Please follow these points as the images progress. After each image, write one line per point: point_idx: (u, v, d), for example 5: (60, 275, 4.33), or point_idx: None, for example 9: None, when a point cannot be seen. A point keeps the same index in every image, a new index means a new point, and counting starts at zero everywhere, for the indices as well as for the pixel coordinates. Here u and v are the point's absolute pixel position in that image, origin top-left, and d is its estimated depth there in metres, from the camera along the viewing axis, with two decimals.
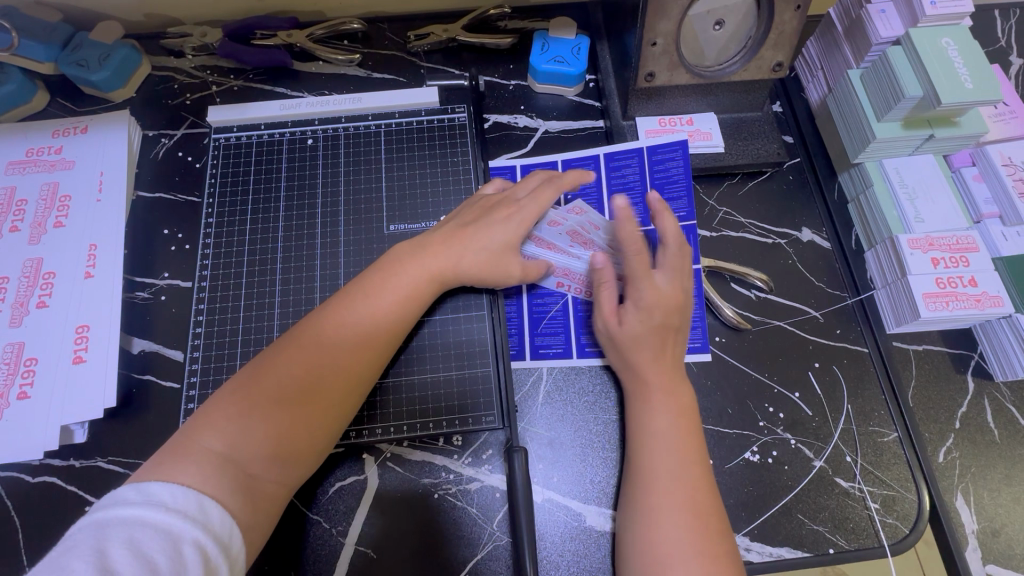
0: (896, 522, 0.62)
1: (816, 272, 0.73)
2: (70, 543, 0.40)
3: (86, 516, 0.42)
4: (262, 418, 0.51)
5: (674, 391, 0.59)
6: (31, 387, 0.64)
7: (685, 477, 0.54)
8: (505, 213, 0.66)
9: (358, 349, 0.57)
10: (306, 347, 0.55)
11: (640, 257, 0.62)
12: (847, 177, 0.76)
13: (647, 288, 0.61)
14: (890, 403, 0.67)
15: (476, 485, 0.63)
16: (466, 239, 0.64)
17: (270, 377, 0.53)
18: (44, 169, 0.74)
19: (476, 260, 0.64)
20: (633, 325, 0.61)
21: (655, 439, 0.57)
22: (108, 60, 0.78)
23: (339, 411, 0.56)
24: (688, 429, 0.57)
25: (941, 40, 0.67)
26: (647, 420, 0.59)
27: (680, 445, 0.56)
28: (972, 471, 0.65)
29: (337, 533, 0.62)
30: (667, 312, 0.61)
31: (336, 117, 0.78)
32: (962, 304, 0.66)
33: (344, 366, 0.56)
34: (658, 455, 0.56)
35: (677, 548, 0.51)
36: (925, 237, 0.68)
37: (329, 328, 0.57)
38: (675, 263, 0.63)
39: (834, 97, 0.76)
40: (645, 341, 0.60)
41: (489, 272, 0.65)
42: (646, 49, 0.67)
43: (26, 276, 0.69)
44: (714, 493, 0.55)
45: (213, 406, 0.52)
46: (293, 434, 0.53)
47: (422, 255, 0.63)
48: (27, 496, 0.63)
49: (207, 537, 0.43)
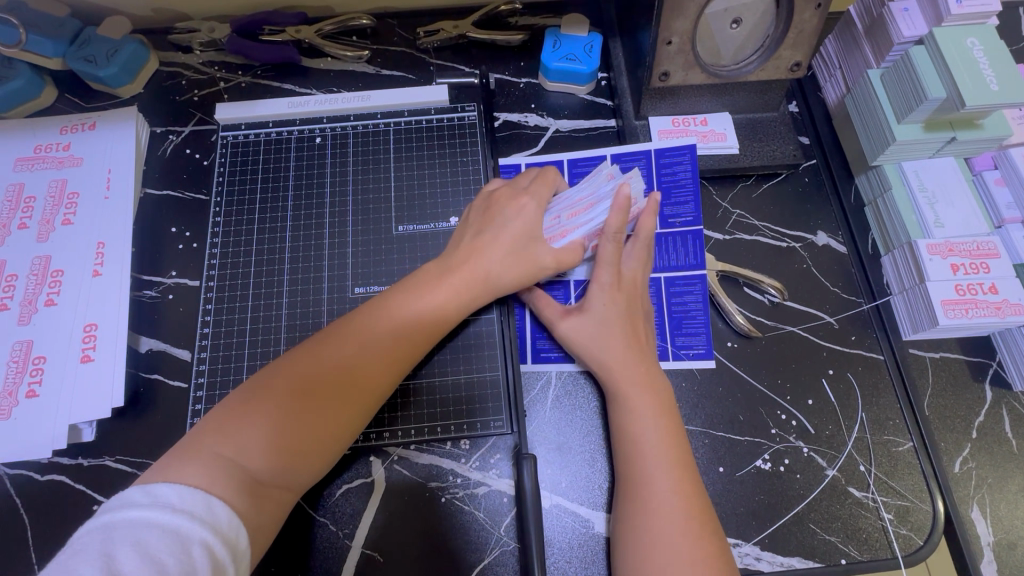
0: (910, 533, 0.61)
1: (832, 276, 0.71)
2: (77, 547, 0.40)
3: (93, 519, 0.42)
4: (271, 418, 0.51)
5: (650, 390, 0.59)
6: (39, 386, 0.64)
7: (672, 480, 0.53)
8: (515, 206, 0.63)
9: (378, 350, 0.56)
10: (330, 352, 0.54)
11: (614, 244, 0.62)
12: (865, 180, 0.74)
13: (612, 274, 0.62)
14: (905, 412, 0.65)
15: (484, 489, 0.63)
16: (484, 246, 0.61)
17: (288, 379, 0.53)
18: (52, 165, 0.74)
19: (505, 261, 0.61)
20: (599, 307, 0.62)
21: (640, 445, 0.56)
22: (116, 55, 0.77)
23: (353, 422, 0.55)
24: (671, 431, 0.56)
25: (966, 41, 0.65)
26: (629, 418, 0.58)
27: (663, 445, 0.55)
28: (988, 482, 0.64)
29: (344, 536, 0.61)
30: (632, 301, 0.63)
31: (344, 115, 0.77)
32: (981, 312, 0.64)
33: (360, 379, 0.55)
34: (642, 456, 0.55)
35: (666, 560, 0.50)
36: (945, 243, 0.66)
37: (354, 332, 0.56)
38: (641, 253, 0.64)
39: (852, 96, 0.74)
40: (612, 326, 0.61)
41: (521, 280, 0.61)
42: (661, 48, 0.65)
43: (34, 274, 0.68)
44: (705, 500, 0.53)
45: (230, 409, 0.51)
46: (305, 443, 0.52)
47: (445, 268, 0.61)
48: (36, 495, 0.63)
49: (214, 537, 0.43)
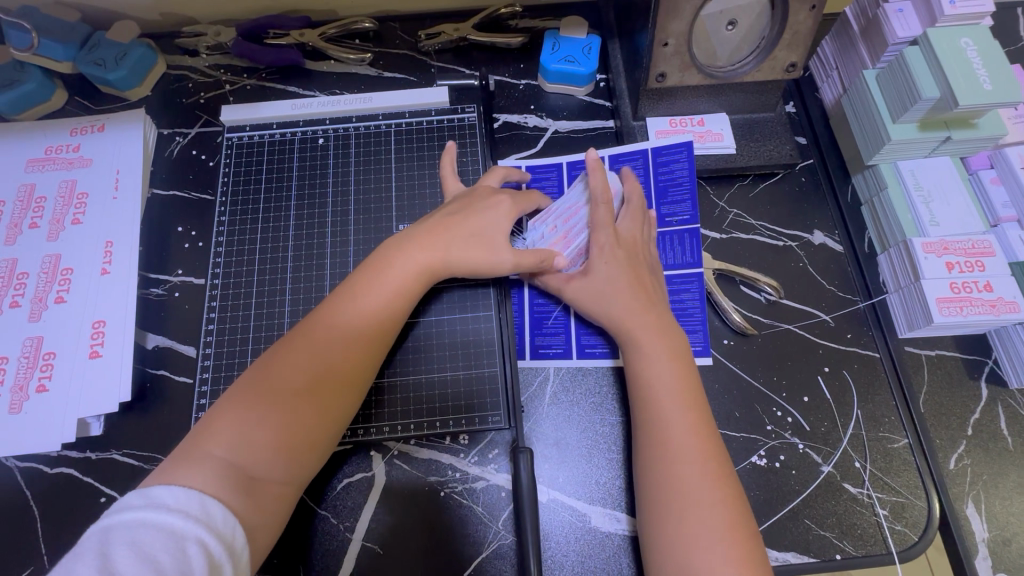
0: (905, 529, 0.61)
1: (828, 275, 0.72)
2: (78, 549, 0.41)
3: (92, 523, 0.43)
4: (256, 414, 0.52)
5: (665, 334, 0.60)
6: (49, 381, 0.66)
7: (688, 420, 0.55)
8: (488, 203, 0.67)
9: (350, 341, 0.58)
10: (303, 346, 0.56)
11: (607, 207, 0.65)
12: (861, 179, 0.75)
13: (611, 233, 0.64)
14: (901, 410, 0.66)
15: (482, 484, 0.64)
16: (449, 230, 0.64)
17: (266, 378, 0.54)
18: (62, 167, 0.76)
19: (466, 247, 0.64)
20: (603, 266, 0.63)
21: (655, 388, 0.57)
22: (124, 58, 0.79)
23: (339, 407, 0.57)
24: (684, 370, 0.58)
25: (960, 40, 0.66)
26: (641, 364, 0.59)
27: (676, 388, 0.57)
28: (984, 479, 0.64)
29: (345, 529, 0.63)
30: (637, 254, 0.64)
31: (347, 117, 0.78)
32: (976, 309, 0.64)
33: (334, 364, 0.56)
34: (656, 400, 0.56)
35: (688, 496, 0.51)
36: (940, 241, 0.67)
37: (321, 325, 0.58)
38: (636, 213, 0.66)
39: (848, 97, 0.75)
40: (620, 278, 0.63)
41: (483, 263, 0.64)
42: (657, 49, 0.66)
43: (44, 272, 0.70)
44: (718, 437, 0.55)
45: (213, 417, 0.52)
46: (294, 432, 0.53)
47: (407, 249, 0.63)
48: (46, 487, 0.64)
49: (210, 535, 0.44)
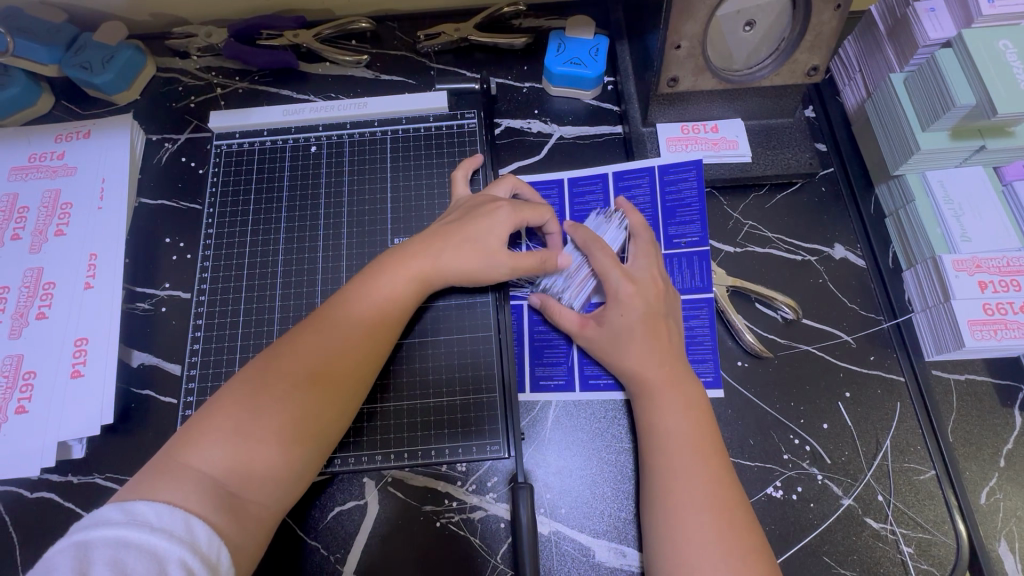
0: (931, 568, 0.57)
1: (850, 292, 0.67)
2: (48, 566, 0.38)
3: (64, 539, 0.40)
4: (239, 420, 0.49)
5: (680, 384, 0.57)
6: (28, 402, 0.63)
7: (703, 469, 0.52)
8: (487, 211, 0.62)
9: (342, 345, 0.55)
10: (293, 350, 0.53)
11: (606, 253, 0.62)
12: (886, 190, 0.71)
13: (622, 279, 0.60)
14: (928, 438, 0.62)
15: (481, 514, 0.61)
16: (445, 234, 0.61)
17: (254, 382, 0.51)
18: (46, 175, 0.73)
19: (459, 254, 0.60)
20: (618, 315, 0.60)
21: (669, 438, 0.54)
22: (111, 61, 0.76)
23: (327, 416, 0.53)
24: (700, 421, 0.55)
25: (998, 43, 0.61)
26: (658, 412, 0.56)
27: (693, 441, 0.53)
28: (1018, 515, 0.60)
29: (335, 561, 0.59)
30: (654, 299, 0.60)
31: (340, 123, 0.75)
32: (1011, 333, 0.60)
33: (324, 367, 0.53)
34: (671, 450, 0.53)
35: (699, 549, 0.48)
36: (971, 258, 0.62)
37: (314, 327, 0.55)
38: (647, 252, 0.63)
39: (873, 101, 0.70)
40: (633, 324, 0.59)
41: (478, 269, 0.61)
42: (669, 52, 0.62)
43: (26, 286, 0.67)
44: (736, 487, 0.52)
45: (197, 421, 0.49)
46: (278, 441, 0.49)
47: (404, 255, 0.60)
48: (25, 513, 0.62)
49: (193, 556, 0.41)
